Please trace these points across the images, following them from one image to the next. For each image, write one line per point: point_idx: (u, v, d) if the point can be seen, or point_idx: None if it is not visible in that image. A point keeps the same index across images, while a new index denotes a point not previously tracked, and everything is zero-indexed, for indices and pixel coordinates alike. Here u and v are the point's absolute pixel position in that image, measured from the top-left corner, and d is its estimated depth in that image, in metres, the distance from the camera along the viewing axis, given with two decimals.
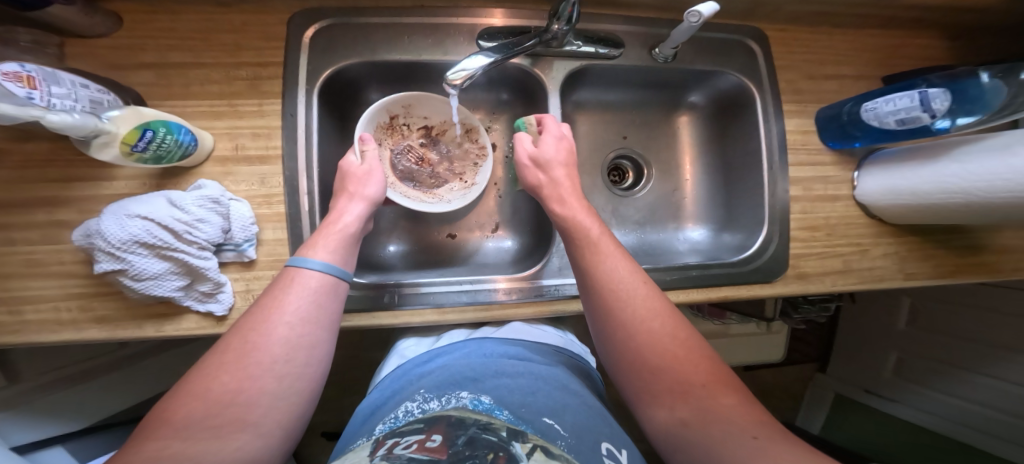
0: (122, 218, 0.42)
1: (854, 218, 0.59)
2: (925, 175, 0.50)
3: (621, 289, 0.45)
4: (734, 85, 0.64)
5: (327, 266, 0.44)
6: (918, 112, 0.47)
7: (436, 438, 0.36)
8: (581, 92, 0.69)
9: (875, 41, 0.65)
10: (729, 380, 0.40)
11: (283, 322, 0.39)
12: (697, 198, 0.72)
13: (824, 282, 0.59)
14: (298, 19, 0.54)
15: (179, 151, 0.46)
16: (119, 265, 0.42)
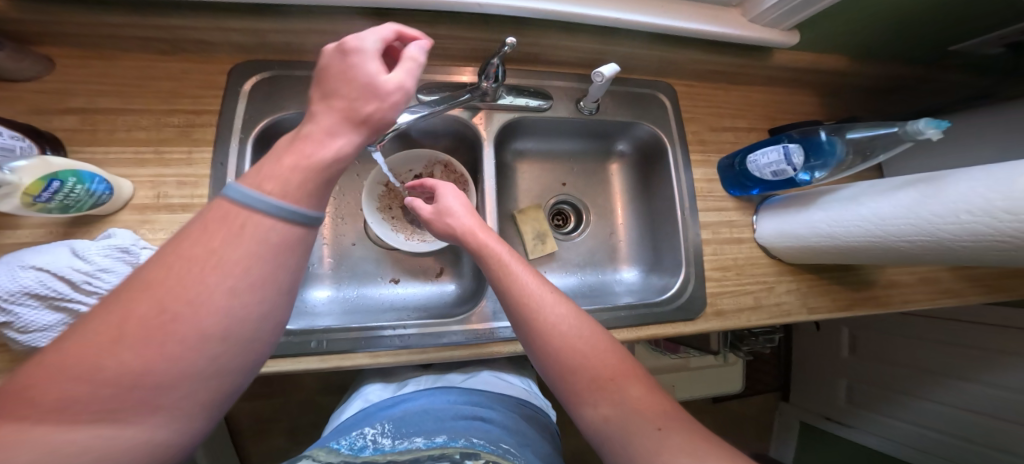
0: (14, 269, 0.40)
1: (757, 258, 0.64)
2: (802, 221, 0.56)
3: (531, 296, 0.44)
4: (650, 135, 0.69)
5: (231, 193, 0.30)
6: (784, 165, 0.53)
7: None
8: (519, 141, 0.72)
9: (770, 99, 0.73)
10: (634, 368, 0.41)
11: (222, 282, 0.29)
12: (630, 240, 0.74)
13: (739, 318, 0.62)
14: (239, 70, 0.56)
15: (91, 200, 0.46)
16: (3, 317, 0.40)
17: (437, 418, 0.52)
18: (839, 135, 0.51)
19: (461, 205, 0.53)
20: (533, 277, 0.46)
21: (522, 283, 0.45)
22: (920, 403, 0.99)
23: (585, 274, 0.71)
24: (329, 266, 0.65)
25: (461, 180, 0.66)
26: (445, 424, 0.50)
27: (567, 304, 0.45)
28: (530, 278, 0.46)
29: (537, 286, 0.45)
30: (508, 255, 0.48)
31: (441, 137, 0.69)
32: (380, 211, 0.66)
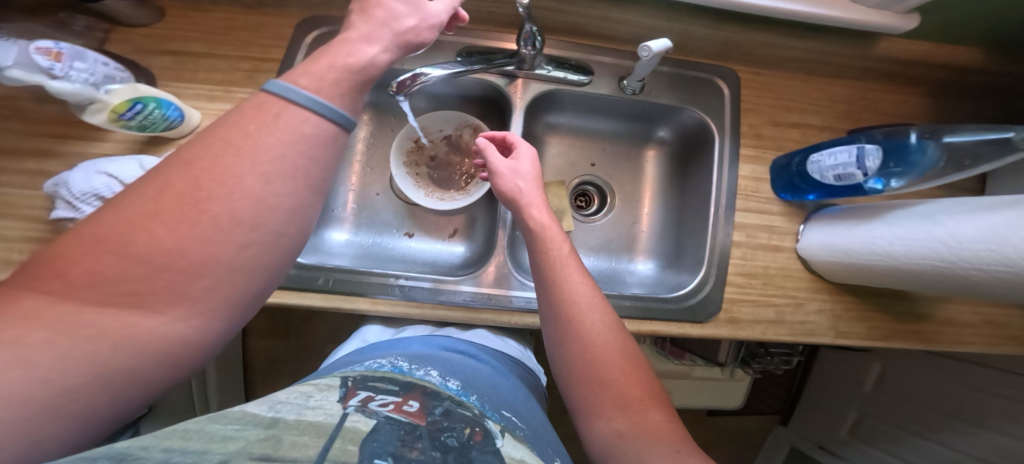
0: (90, 173, 0.48)
1: (792, 271, 0.58)
2: (857, 235, 0.49)
3: (573, 293, 0.47)
4: (696, 122, 0.64)
5: (336, 115, 0.35)
6: (853, 168, 0.47)
7: (412, 404, 0.37)
8: (555, 115, 0.70)
9: (848, 95, 0.65)
10: (655, 392, 0.45)
11: (254, 171, 0.31)
12: (653, 233, 0.71)
13: (754, 329, 0.57)
14: (303, 23, 0.60)
15: (164, 124, 0.52)
16: (73, 214, 0.47)
17: (451, 364, 0.51)
18: (934, 138, 0.46)
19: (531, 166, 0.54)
20: (586, 285, 0.49)
21: (573, 288, 0.47)
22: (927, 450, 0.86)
23: (597, 259, 0.70)
24: (351, 212, 0.70)
25: None
26: (457, 371, 0.49)
27: (609, 320, 0.48)
28: (583, 285, 0.48)
29: (586, 288, 0.48)
30: (567, 254, 0.50)
31: (473, 101, 0.70)
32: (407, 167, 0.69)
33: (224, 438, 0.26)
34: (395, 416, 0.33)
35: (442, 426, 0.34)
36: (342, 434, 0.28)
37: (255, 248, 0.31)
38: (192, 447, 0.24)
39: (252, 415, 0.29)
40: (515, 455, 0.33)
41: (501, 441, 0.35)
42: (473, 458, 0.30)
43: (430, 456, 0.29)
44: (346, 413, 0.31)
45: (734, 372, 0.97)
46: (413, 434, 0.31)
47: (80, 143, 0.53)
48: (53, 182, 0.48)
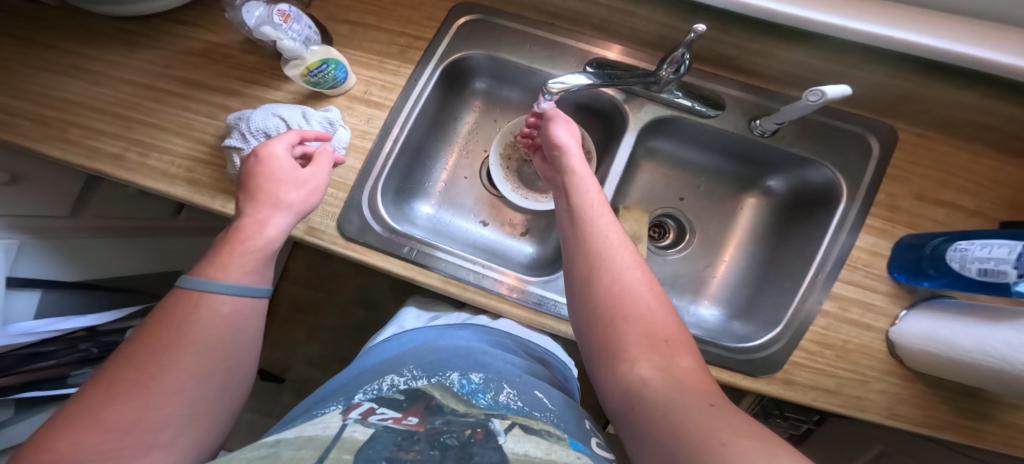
0: (267, 114, 0.59)
1: (872, 351, 0.58)
2: (967, 333, 0.49)
3: (596, 228, 0.51)
4: (825, 180, 0.64)
5: (247, 289, 0.45)
6: (1007, 266, 0.45)
7: (412, 418, 0.41)
8: (657, 141, 0.71)
9: (984, 173, 0.62)
10: (687, 344, 0.43)
11: (192, 350, 0.40)
12: (725, 282, 0.72)
13: (807, 395, 0.57)
14: (459, 8, 0.68)
15: (329, 83, 0.62)
16: (241, 144, 0.58)
17: (477, 360, 0.56)
18: None
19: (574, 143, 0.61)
20: (615, 227, 0.51)
21: (604, 227, 0.51)
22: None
23: None
24: (440, 188, 0.77)
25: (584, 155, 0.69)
26: (483, 365, 0.55)
27: (638, 262, 0.48)
28: (612, 226, 0.51)
29: (615, 227, 0.51)
30: (597, 202, 0.53)
31: (587, 111, 0.72)
32: (501, 159, 0.75)
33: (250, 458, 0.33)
34: (394, 426, 0.39)
35: (443, 430, 0.40)
36: (339, 443, 0.34)
37: (197, 373, 0.40)
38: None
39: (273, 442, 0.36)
40: (518, 451, 0.36)
41: (505, 436, 0.39)
42: (473, 455, 0.35)
43: (429, 455, 0.35)
44: (345, 424, 0.38)
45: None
46: (410, 441, 0.37)
47: (262, 90, 0.70)
48: (237, 116, 0.60)
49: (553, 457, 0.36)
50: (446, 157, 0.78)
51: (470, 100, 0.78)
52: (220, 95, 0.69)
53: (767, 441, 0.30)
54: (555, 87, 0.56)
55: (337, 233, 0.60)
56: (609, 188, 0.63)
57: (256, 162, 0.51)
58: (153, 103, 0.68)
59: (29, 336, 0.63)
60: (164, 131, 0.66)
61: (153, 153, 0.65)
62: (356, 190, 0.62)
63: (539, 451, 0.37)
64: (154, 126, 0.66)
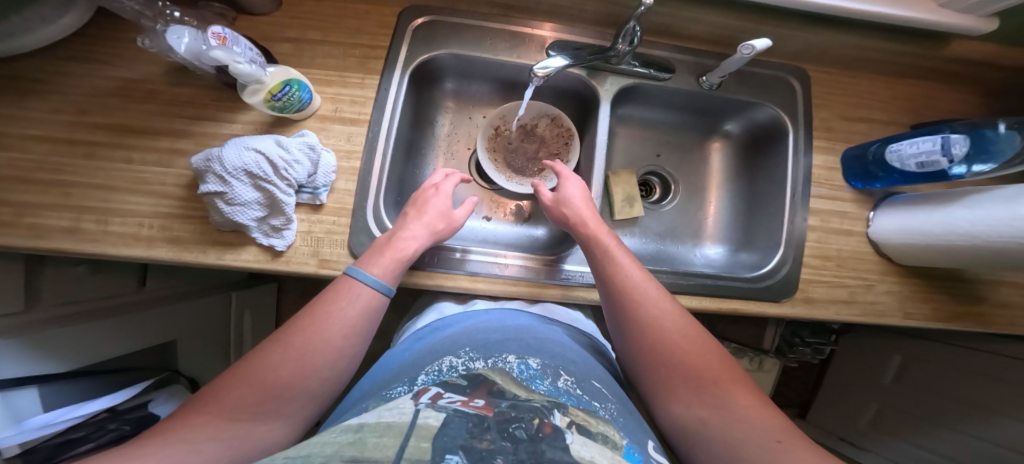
0: (240, 149, 0.52)
1: (863, 254, 0.62)
2: (935, 218, 0.53)
3: (626, 277, 0.52)
4: (770, 117, 0.68)
5: (382, 285, 0.51)
6: (938, 156, 0.51)
7: (478, 401, 0.37)
8: (626, 108, 0.74)
9: (915, 93, 0.68)
10: (740, 380, 0.44)
11: (333, 334, 0.47)
12: (719, 220, 0.75)
13: (829, 309, 0.61)
14: (409, 12, 0.67)
15: (295, 106, 0.58)
16: (222, 188, 0.51)
17: (524, 341, 0.50)
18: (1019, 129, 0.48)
19: (577, 191, 0.61)
20: (640, 270, 0.53)
21: (629, 272, 0.52)
22: (962, 439, 0.85)
23: (664, 244, 0.74)
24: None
25: (567, 133, 0.72)
26: (532, 348, 0.49)
27: (670, 303, 0.50)
28: (636, 269, 0.53)
29: (639, 272, 0.53)
30: (615, 247, 0.55)
31: (556, 93, 0.74)
32: (488, 151, 0.74)
33: (325, 443, 0.31)
34: (463, 409, 0.35)
35: (511, 417, 0.35)
36: (416, 431, 0.31)
37: (330, 359, 0.46)
38: (304, 450, 0.29)
39: (349, 426, 0.34)
40: (586, 455, 0.31)
41: (571, 435, 0.34)
42: (544, 452, 0.30)
43: (502, 445, 0.31)
44: (418, 410, 0.35)
45: (763, 364, 0.97)
46: (482, 426, 0.33)
47: (213, 125, 0.61)
48: (205, 158, 0.52)
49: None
50: (425, 163, 0.75)
51: (441, 102, 0.76)
52: (160, 138, 0.59)
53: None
54: (539, 73, 0.57)
55: (353, 259, 0.57)
56: (598, 166, 0.65)
57: (421, 192, 0.62)
58: (85, 160, 0.56)
59: (52, 426, 0.59)
60: (116, 190, 0.56)
61: (113, 216, 0.55)
62: (358, 213, 0.58)
63: (607, 459, 0.32)
64: (98, 186, 0.56)
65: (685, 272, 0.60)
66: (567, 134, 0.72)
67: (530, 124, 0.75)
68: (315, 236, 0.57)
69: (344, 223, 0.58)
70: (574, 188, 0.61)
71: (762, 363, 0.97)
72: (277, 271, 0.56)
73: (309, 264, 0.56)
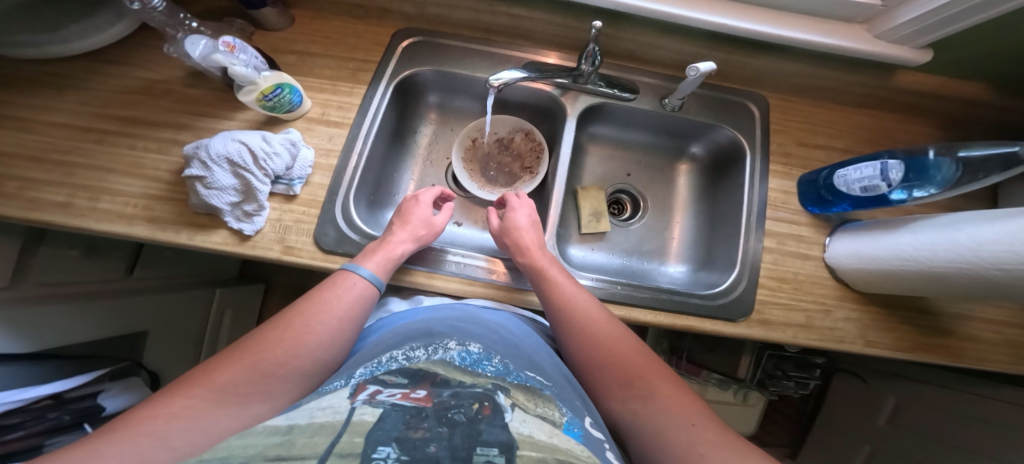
0: (227, 140, 0.56)
1: (820, 278, 0.61)
2: (883, 243, 0.53)
3: (562, 295, 0.54)
4: (729, 140, 0.70)
5: (376, 278, 0.54)
6: (878, 181, 0.52)
7: (420, 391, 0.36)
8: (597, 126, 0.77)
9: (872, 124, 0.70)
10: (664, 372, 0.47)
11: (320, 319, 0.48)
12: (684, 240, 0.75)
13: (786, 332, 0.58)
14: (400, 33, 0.73)
15: (285, 107, 0.62)
16: (203, 172, 0.54)
17: (473, 328, 0.51)
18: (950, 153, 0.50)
19: (525, 219, 0.63)
20: (570, 283, 0.55)
21: (561, 285, 0.55)
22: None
23: (630, 260, 0.74)
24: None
25: (537, 147, 0.76)
26: (474, 334, 0.50)
27: (599, 311, 0.53)
28: (567, 282, 0.55)
29: (571, 284, 0.55)
30: (547, 263, 0.57)
31: (531, 111, 0.78)
32: (464, 161, 0.78)
33: (246, 448, 0.28)
34: (401, 402, 0.34)
35: (450, 404, 0.35)
36: (350, 427, 0.29)
37: (325, 346, 0.48)
38: (223, 454, 0.27)
39: (273, 427, 0.31)
40: (523, 431, 0.32)
41: (513, 413, 0.35)
42: (481, 432, 0.31)
43: (437, 433, 0.31)
44: (353, 407, 0.32)
45: (746, 397, 0.95)
46: (420, 417, 0.32)
47: (214, 121, 0.65)
48: (195, 145, 0.56)
49: (557, 440, 0.33)
50: (402, 170, 0.78)
51: (424, 114, 0.81)
52: (165, 130, 0.64)
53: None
54: (495, 84, 0.60)
55: (316, 249, 0.58)
56: (559, 182, 0.67)
57: (406, 202, 0.64)
58: (99, 145, 0.61)
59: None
60: (114, 172, 0.60)
61: (106, 195, 0.58)
62: (329, 206, 0.60)
63: (544, 432, 0.33)
64: (100, 169, 0.60)
65: (640, 284, 0.60)
66: (538, 148, 0.76)
67: (506, 138, 0.78)
68: (284, 224, 0.59)
69: (312, 214, 0.60)
70: (523, 217, 0.63)
71: (746, 397, 0.96)
72: (243, 255, 0.58)
73: (272, 250, 0.57)
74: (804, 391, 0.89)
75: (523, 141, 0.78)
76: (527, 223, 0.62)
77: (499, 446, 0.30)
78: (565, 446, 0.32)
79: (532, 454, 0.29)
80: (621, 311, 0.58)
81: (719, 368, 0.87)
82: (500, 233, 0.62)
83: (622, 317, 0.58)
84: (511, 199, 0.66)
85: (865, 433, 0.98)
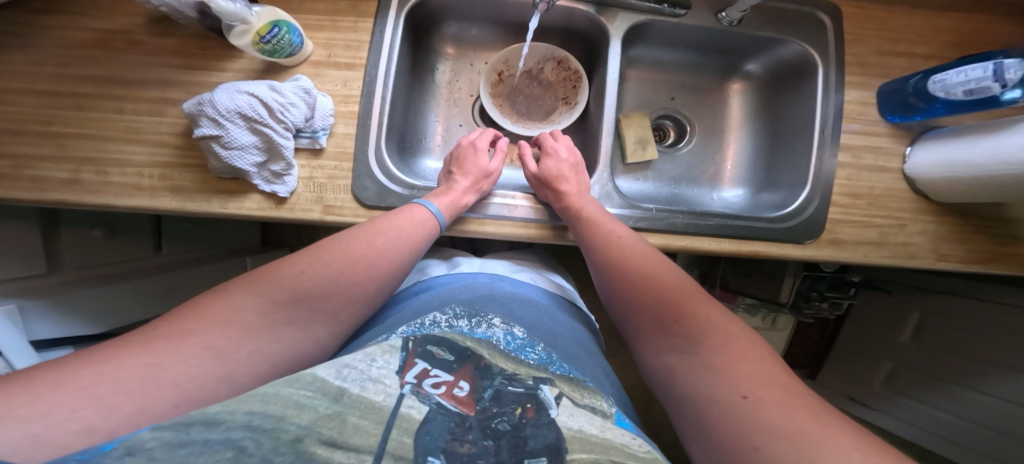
0: (232, 92, 0.49)
1: (898, 192, 0.58)
2: (977, 149, 0.49)
3: (607, 238, 0.50)
4: (796, 54, 0.64)
5: (439, 213, 0.52)
6: (988, 82, 0.47)
7: (463, 385, 0.33)
8: (638, 48, 0.71)
9: (948, 27, 0.63)
10: (727, 324, 0.40)
11: (367, 251, 0.47)
12: (738, 163, 0.73)
13: (858, 251, 0.57)
14: None
15: (288, 51, 0.54)
16: (217, 131, 0.48)
17: (514, 313, 0.51)
18: None
19: (568, 154, 0.59)
20: (620, 227, 0.51)
21: (610, 229, 0.51)
22: (972, 397, 0.78)
23: (679, 188, 0.72)
24: (440, 141, 0.72)
25: (575, 75, 0.70)
26: (515, 314, 0.50)
27: (652, 256, 0.48)
28: (617, 227, 0.51)
29: (617, 228, 0.51)
30: (590, 206, 0.53)
31: (561, 33, 0.70)
32: (492, 97, 0.71)
33: (298, 403, 0.28)
34: (445, 403, 0.31)
35: (493, 412, 0.31)
36: (397, 423, 0.28)
37: (370, 283, 0.47)
38: (273, 410, 0.27)
39: (322, 380, 0.31)
40: (573, 426, 0.31)
41: (560, 410, 0.33)
42: (527, 439, 0.29)
43: (484, 448, 0.29)
44: (402, 395, 0.30)
45: (776, 321, 0.95)
46: (464, 427, 0.29)
47: (202, 74, 0.57)
48: (197, 101, 0.49)
49: (609, 435, 0.32)
50: (427, 112, 0.72)
51: (440, 49, 0.73)
52: (152, 88, 0.55)
53: (810, 436, 0.29)
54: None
55: (358, 205, 0.55)
56: (609, 113, 0.61)
57: (461, 150, 0.60)
58: (75, 112, 0.53)
59: None
60: (111, 141, 0.53)
61: (113, 168, 0.52)
62: (361, 157, 0.55)
63: (595, 428, 0.32)
64: (96, 138, 0.53)
65: (702, 213, 0.57)
66: (575, 77, 0.70)
67: (535, 68, 0.72)
68: (317, 182, 0.54)
69: (344, 169, 0.55)
70: (564, 152, 0.60)
71: (775, 321, 0.96)
72: (284, 219, 0.54)
73: (313, 211, 0.54)
74: (840, 311, 0.85)
75: (553, 69, 0.71)
76: (570, 156, 0.59)
77: (546, 452, 0.28)
78: (619, 441, 0.32)
79: (583, 456, 0.28)
80: (681, 241, 0.55)
81: (756, 293, 0.83)
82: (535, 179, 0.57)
83: (685, 248, 0.55)
84: (547, 139, 0.62)
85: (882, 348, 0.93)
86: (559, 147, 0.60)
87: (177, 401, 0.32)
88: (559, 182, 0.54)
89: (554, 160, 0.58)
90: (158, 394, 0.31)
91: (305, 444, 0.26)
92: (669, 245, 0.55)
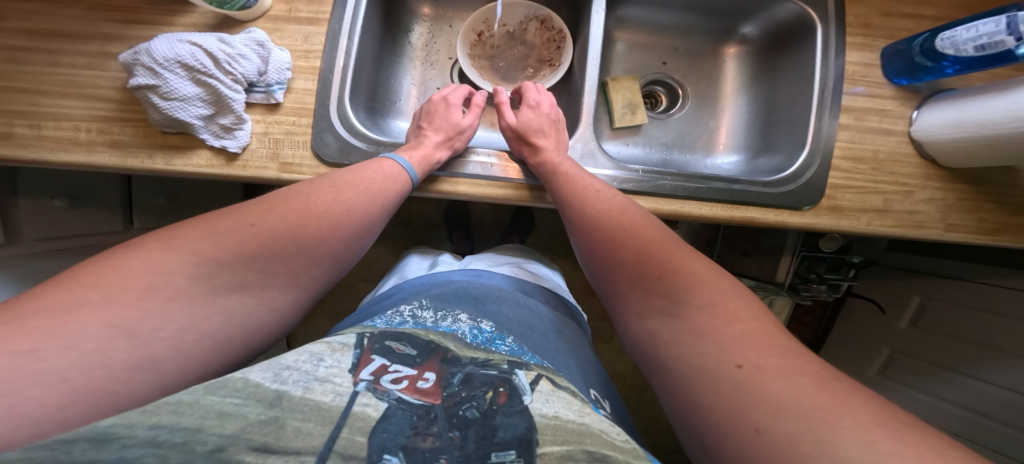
0: (173, 41, 0.45)
1: (903, 156, 0.54)
2: (994, 105, 0.45)
3: (583, 193, 0.46)
4: (794, 13, 0.60)
5: (410, 168, 0.48)
6: (1001, 36, 0.43)
7: (429, 376, 0.29)
8: (628, 8, 0.67)
9: None
10: (712, 272, 0.37)
11: (330, 206, 0.41)
12: (733, 129, 0.70)
13: (858, 219, 0.53)
14: None
15: (241, 2, 0.49)
16: (154, 81, 0.44)
17: (486, 303, 0.43)
18: None
19: (549, 106, 0.57)
20: (598, 182, 0.48)
21: (586, 184, 0.47)
22: (977, 386, 0.74)
23: (670, 154, 0.70)
24: (415, 105, 0.69)
25: (560, 35, 0.65)
26: (490, 310, 0.42)
27: (632, 209, 0.44)
28: (594, 181, 0.48)
29: (594, 183, 0.48)
30: (566, 163, 0.50)
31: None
32: (471, 59, 0.68)
33: (221, 414, 0.22)
34: (407, 398, 0.27)
35: (461, 398, 0.27)
36: (350, 421, 0.24)
37: (333, 246, 0.41)
38: (186, 422, 0.20)
39: (255, 385, 0.25)
40: (547, 413, 0.27)
41: (535, 395, 0.29)
42: (495, 430, 0.25)
43: (449, 440, 0.24)
44: (356, 392, 0.26)
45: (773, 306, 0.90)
46: (429, 419, 0.25)
47: (150, 29, 0.52)
48: (134, 51, 0.45)
49: (587, 420, 0.27)
50: (400, 75, 0.68)
51: (416, 9, 0.69)
52: (90, 41, 0.50)
53: (824, 412, 0.24)
54: None
55: (317, 163, 0.50)
56: (592, 71, 0.57)
57: (432, 105, 0.57)
58: (8, 65, 0.49)
59: None
60: (45, 94, 0.48)
61: (48, 121, 0.48)
62: (321, 112, 0.51)
63: (571, 411, 0.28)
64: (26, 91, 0.48)
65: (693, 176, 0.53)
66: (560, 37, 0.65)
67: (517, 29, 0.68)
68: (273, 138, 0.50)
69: (304, 124, 0.51)
70: (546, 105, 0.57)
71: (773, 305, 0.91)
72: (235, 178, 0.50)
73: (268, 169, 0.49)
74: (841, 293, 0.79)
75: (536, 28, 0.68)
76: (550, 110, 0.57)
77: (516, 444, 0.24)
78: (596, 427, 0.27)
79: (554, 450, 0.24)
80: (670, 206, 0.51)
81: (754, 274, 0.78)
82: (513, 131, 0.54)
83: (674, 213, 0.51)
84: (529, 91, 0.59)
85: (881, 335, 0.89)
86: (543, 97, 0.58)
87: (64, 401, 0.24)
88: (536, 137, 0.52)
89: (535, 112, 0.56)
90: (36, 392, 0.23)
91: (230, 454, 0.20)
92: (658, 210, 0.51)
